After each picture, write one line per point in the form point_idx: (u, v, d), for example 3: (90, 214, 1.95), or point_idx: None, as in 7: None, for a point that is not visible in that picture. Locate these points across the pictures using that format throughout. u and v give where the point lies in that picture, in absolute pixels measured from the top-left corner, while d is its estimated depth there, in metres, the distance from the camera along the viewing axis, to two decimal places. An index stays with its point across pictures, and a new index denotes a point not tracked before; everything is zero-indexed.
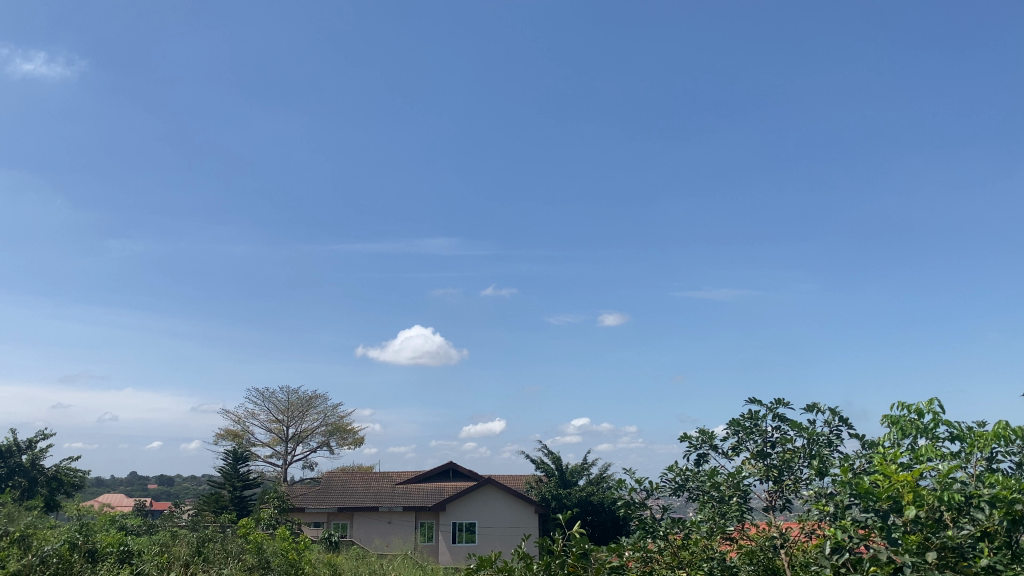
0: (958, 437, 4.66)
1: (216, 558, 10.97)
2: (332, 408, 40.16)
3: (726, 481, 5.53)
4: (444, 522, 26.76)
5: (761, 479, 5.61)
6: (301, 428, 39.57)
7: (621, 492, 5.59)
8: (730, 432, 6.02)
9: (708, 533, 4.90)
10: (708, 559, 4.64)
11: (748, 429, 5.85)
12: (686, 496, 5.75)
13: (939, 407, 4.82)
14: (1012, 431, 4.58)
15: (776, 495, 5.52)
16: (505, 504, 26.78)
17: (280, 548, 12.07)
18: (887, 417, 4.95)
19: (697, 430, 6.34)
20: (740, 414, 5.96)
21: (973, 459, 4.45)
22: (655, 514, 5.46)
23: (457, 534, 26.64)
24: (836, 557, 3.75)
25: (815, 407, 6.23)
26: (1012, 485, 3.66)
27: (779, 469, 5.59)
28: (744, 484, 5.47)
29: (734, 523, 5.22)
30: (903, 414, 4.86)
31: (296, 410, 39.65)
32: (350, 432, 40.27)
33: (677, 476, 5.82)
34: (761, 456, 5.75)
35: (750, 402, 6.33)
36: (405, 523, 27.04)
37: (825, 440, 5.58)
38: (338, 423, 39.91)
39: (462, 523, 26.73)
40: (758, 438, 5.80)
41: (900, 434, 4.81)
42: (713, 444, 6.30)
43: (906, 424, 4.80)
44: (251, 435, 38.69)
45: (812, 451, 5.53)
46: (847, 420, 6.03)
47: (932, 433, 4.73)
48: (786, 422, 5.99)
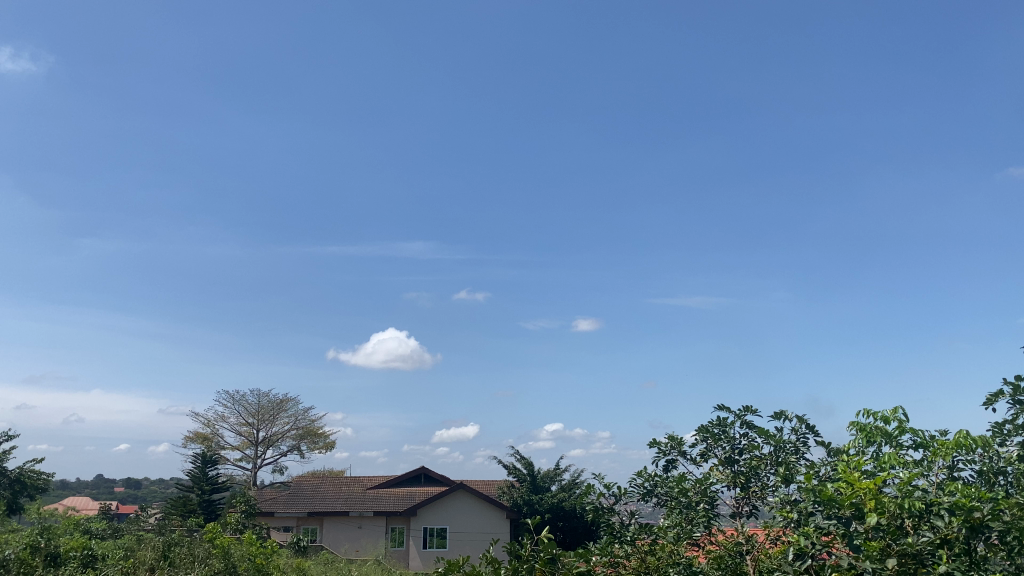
0: (921, 445, 4.71)
1: (183, 562, 10.78)
2: (303, 412, 39.87)
3: (694, 488, 5.55)
4: (414, 527, 26.66)
5: (728, 485, 5.64)
6: (272, 432, 39.26)
7: (589, 497, 5.58)
8: (698, 439, 6.04)
9: (675, 538, 4.93)
10: (674, 563, 4.70)
11: (717, 436, 5.87)
12: (654, 502, 5.76)
13: (904, 415, 4.88)
14: (973, 440, 4.64)
15: (743, 501, 5.56)
16: (476, 510, 26.71)
17: (248, 552, 11.97)
18: (853, 424, 4.99)
19: (665, 436, 6.35)
20: (707, 421, 5.99)
21: (936, 466, 4.49)
22: (623, 520, 5.43)
23: (428, 540, 26.55)
24: (798, 564, 3.78)
25: (783, 414, 6.27)
26: (971, 493, 3.71)
27: (746, 476, 5.63)
28: (711, 491, 5.50)
29: (701, 530, 5.22)
30: (869, 422, 4.91)
31: (266, 414, 39.35)
32: (320, 436, 40.00)
33: (646, 481, 5.83)
34: (728, 462, 5.78)
35: (717, 409, 6.37)
36: (376, 528, 26.90)
37: (791, 448, 5.62)
38: (309, 427, 39.63)
39: (433, 528, 26.64)
40: (726, 445, 5.83)
41: (865, 442, 4.86)
42: (681, 451, 6.32)
43: (871, 431, 4.85)
44: (219, 438, 38.36)
45: (779, 457, 5.59)
46: (814, 428, 6.08)
47: (897, 440, 4.78)
48: (753, 428, 6.03)
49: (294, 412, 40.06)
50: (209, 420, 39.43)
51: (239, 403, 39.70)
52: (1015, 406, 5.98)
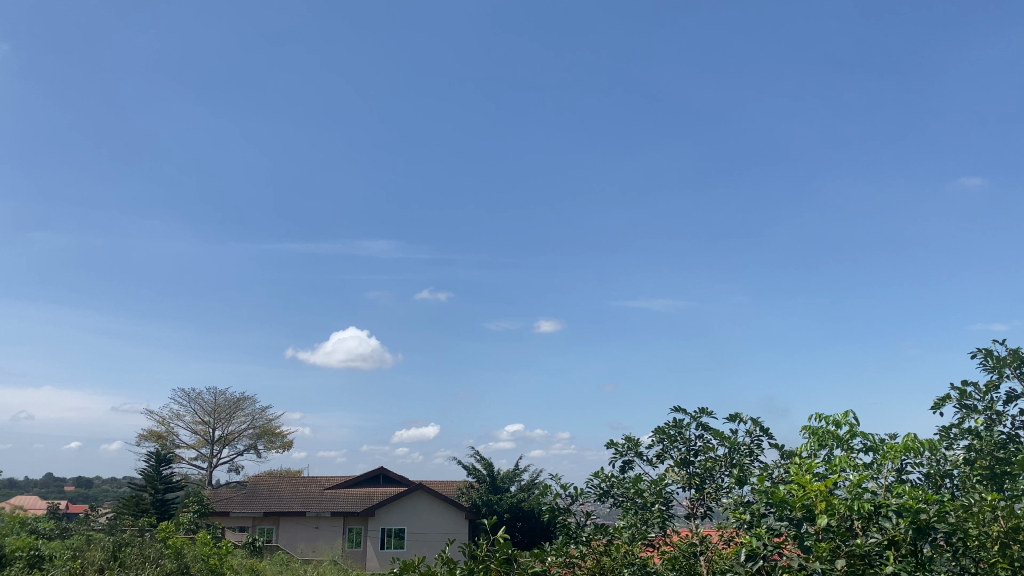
0: (871, 449, 4.80)
1: (133, 563, 10.59)
2: (260, 411, 39.41)
3: (649, 488, 5.59)
4: (372, 528, 26.49)
5: (683, 486, 5.69)
6: (228, 431, 38.76)
7: (546, 497, 5.57)
8: (654, 440, 6.07)
9: (630, 538, 4.96)
10: (629, 564, 4.75)
11: (673, 437, 5.91)
12: (610, 503, 5.77)
13: (855, 419, 4.96)
14: (920, 443, 4.74)
15: (698, 503, 5.60)
16: (435, 510, 26.63)
17: (201, 553, 11.79)
18: (806, 428, 5.07)
19: (622, 437, 6.37)
20: (664, 422, 6.03)
21: (885, 469, 4.58)
22: (579, 521, 5.43)
23: (385, 540, 26.41)
24: (750, 565, 3.81)
25: (738, 417, 6.34)
26: (918, 495, 3.78)
27: (700, 477, 5.69)
28: (666, 491, 5.55)
29: (655, 530, 5.26)
30: (821, 426, 4.99)
31: (222, 412, 38.83)
32: (278, 436, 39.58)
33: (603, 482, 5.85)
34: (683, 464, 5.83)
35: (673, 411, 6.41)
36: (332, 529, 26.67)
37: (746, 450, 5.69)
38: (266, 427, 39.18)
39: (390, 528, 26.50)
40: (681, 446, 5.88)
41: (818, 445, 4.93)
42: (638, 452, 6.36)
43: (823, 435, 4.93)
44: (174, 436, 37.79)
45: (733, 459, 5.66)
46: (768, 431, 6.15)
47: (848, 443, 4.87)
48: (708, 430, 6.09)
49: (251, 411, 39.58)
50: (164, 418, 38.79)
51: (195, 402, 39.14)
52: (961, 411, 6.12)
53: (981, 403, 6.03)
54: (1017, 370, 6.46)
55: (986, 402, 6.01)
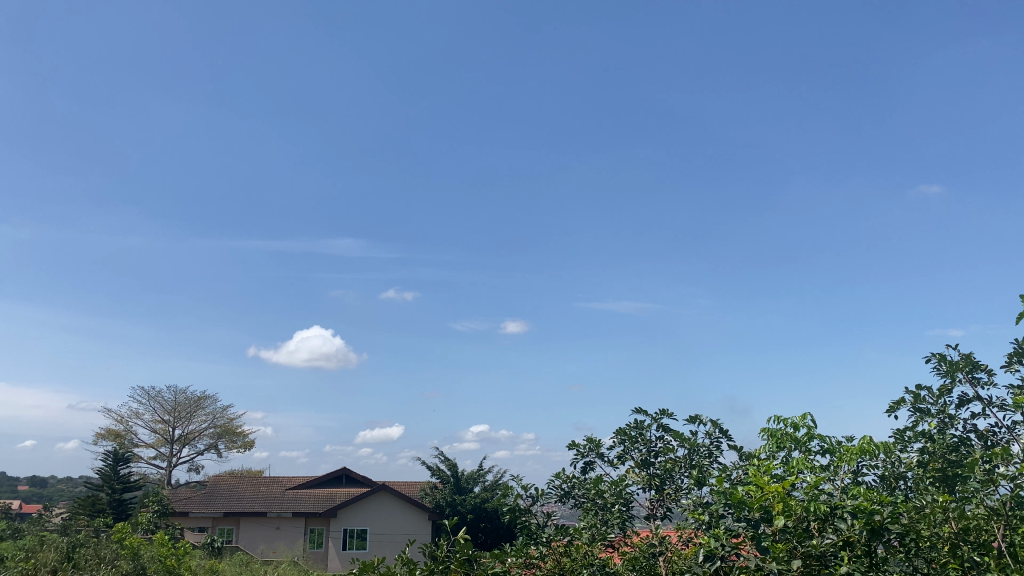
0: (828, 451, 4.86)
1: (87, 564, 10.40)
2: (221, 410, 38.95)
3: (610, 489, 5.60)
4: (334, 528, 26.30)
5: (644, 487, 5.72)
6: (188, 430, 38.25)
7: (506, 497, 5.55)
8: (616, 441, 6.09)
9: (590, 539, 4.97)
10: (588, 564, 4.77)
11: (634, 438, 5.94)
12: (571, 503, 5.78)
13: (813, 421, 5.02)
14: (875, 446, 4.82)
15: (657, 503, 5.63)
16: (397, 511, 26.50)
17: (159, 553, 11.63)
18: (765, 430, 5.12)
19: (584, 438, 6.38)
20: (626, 423, 6.04)
21: (842, 471, 4.64)
22: (540, 521, 5.43)
23: (347, 541, 26.23)
24: (707, 565, 3.84)
25: (698, 418, 6.38)
26: (873, 497, 3.84)
27: (661, 478, 5.73)
28: (626, 492, 5.57)
29: (615, 531, 5.28)
30: (779, 428, 5.05)
31: (183, 411, 38.32)
32: (239, 435, 39.15)
33: (564, 483, 5.85)
34: (644, 465, 5.86)
35: (635, 412, 6.44)
36: (294, 529, 26.43)
37: (705, 451, 5.73)
38: (227, 426, 38.74)
39: (353, 529, 26.32)
40: (642, 447, 5.91)
41: (776, 447, 4.98)
42: (599, 453, 6.38)
43: (781, 437, 4.99)
44: (132, 435, 37.22)
45: (692, 461, 5.70)
46: (727, 433, 6.20)
47: (806, 446, 4.93)
48: (669, 431, 6.13)
49: (212, 410, 39.10)
50: (122, 417, 38.18)
51: (155, 400, 38.59)
52: (914, 415, 6.23)
53: (934, 406, 6.15)
54: (969, 374, 6.60)
55: (939, 406, 6.13)
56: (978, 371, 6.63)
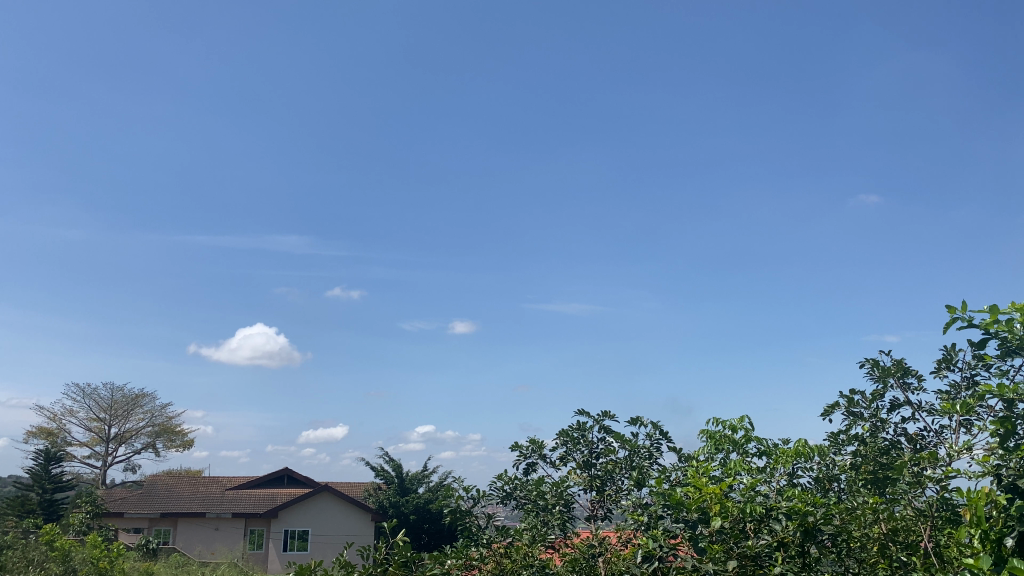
0: (764, 453, 4.95)
1: (15, 566, 10.09)
2: (160, 408, 38.10)
3: (551, 490, 5.62)
4: (275, 529, 25.93)
5: (585, 488, 5.75)
6: (125, 429, 37.34)
7: (448, 499, 5.51)
8: (558, 443, 6.11)
9: (530, 539, 4.98)
10: (528, 565, 4.78)
11: (576, 440, 5.97)
12: (513, 504, 5.77)
13: (750, 424, 5.11)
14: (810, 449, 4.92)
15: (598, 505, 5.67)
16: (340, 512, 26.25)
17: (90, 555, 11.34)
18: (703, 432, 5.19)
19: (527, 440, 6.38)
20: (568, 425, 6.06)
21: (777, 472, 4.73)
22: (480, 523, 5.41)
23: (288, 542, 25.88)
24: (645, 566, 3.86)
25: (639, 419, 6.43)
26: (807, 498, 3.93)
27: (601, 479, 5.77)
28: (567, 493, 5.60)
29: (556, 532, 5.31)
30: (718, 430, 5.12)
31: (119, 410, 37.40)
32: (178, 434, 38.35)
33: (506, 484, 5.84)
34: (585, 466, 5.90)
35: (577, 414, 6.46)
36: (233, 530, 25.97)
37: (645, 453, 5.79)
38: (166, 424, 37.91)
39: (294, 530, 25.99)
40: (584, 449, 5.95)
41: (714, 449, 5.06)
42: (541, 454, 6.39)
43: (720, 438, 5.07)
44: (66, 433, 36.22)
45: (633, 462, 5.76)
46: (667, 435, 6.26)
47: (744, 448, 5.01)
48: (610, 433, 6.17)
49: (150, 408, 38.23)
50: (54, 415, 37.10)
51: (90, 398, 37.58)
52: (848, 418, 6.38)
53: (867, 410, 6.31)
54: (901, 379, 6.78)
55: (871, 410, 6.28)
56: (908, 376, 6.82)
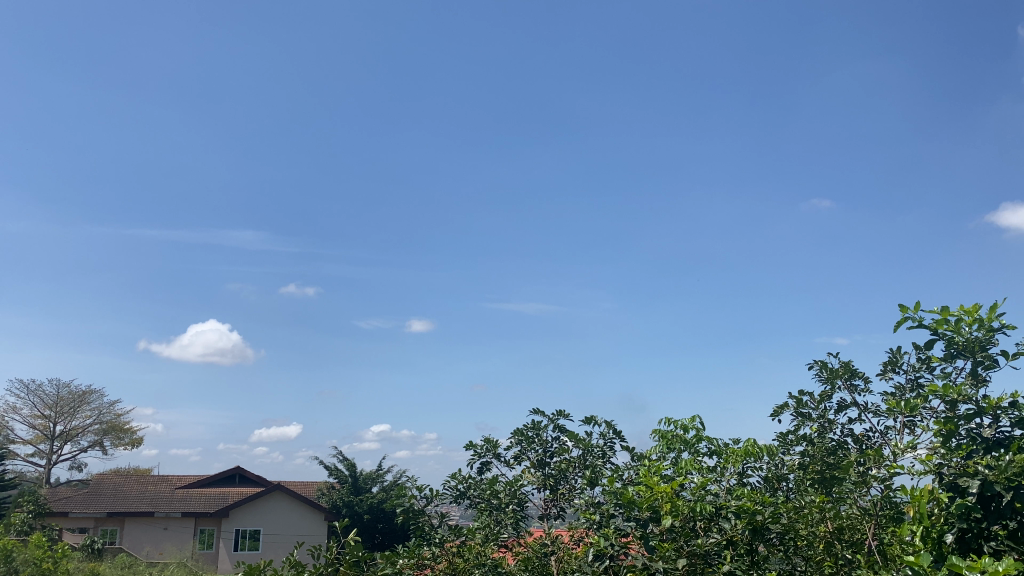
0: (715, 452, 5.01)
1: None
2: (108, 406, 37.29)
3: (504, 489, 5.62)
4: (226, 529, 25.55)
5: (538, 487, 5.76)
6: (71, 426, 36.47)
7: (401, 498, 5.47)
8: (512, 442, 6.11)
9: (483, 538, 4.98)
10: (479, 564, 4.78)
11: (530, 439, 5.98)
12: (466, 503, 5.76)
13: (702, 423, 5.17)
14: (759, 448, 5.00)
15: (551, 504, 5.69)
16: (292, 511, 25.97)
17: (33, 556, 11.07)
18: (656, 431, 5.24)
19: (482, 439, 6.38)
20: (522, 424, 6.07)
21: (728, 471, 4.80)
22: (433, 522, 5.39)
23: (239, 542, 25.52)
24: (597, 565, 3.87)
25: (593, 419, 6.47)
26: (756, 497, 3.99)
27: (555, 478, 5.79)
28: (520, 492, 5.61)
29: (508, 531, 5.31)
30: (670, 429, 5.17)
31: (65, 407, 36.52)
32: (126, 432, 37.59)
33: (459, 483, 5.82)
34: (539, 465, 5.91)
35: (532, 412, 6.48)
36: (183, 530, 25.53)
37: (598, 452, 5.83)
38: (114, 422, 37.13)
39: (245, 530, 25.64)
40: (538, 448, 5.96)
41: (666, 448, 5.11)
42: (496, 453, 6.39)
43: (672, 438, 5.12)
44: (9, 430, 35.27)
45: (586, 461, 5.79)
46: (621, 434, 6.31)
47: (694, 447, 5.07)
48: (564, 432, 6.19)
49: (97, 406, 37.39)
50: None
51: (34, 394, 36.62)
52: (796, 419, 6.49)
53: (815, 411, 6.43)
54: (848, 381, 6.92)
55: (819, 411, 6.41)
56: (855, 378, 6.96)
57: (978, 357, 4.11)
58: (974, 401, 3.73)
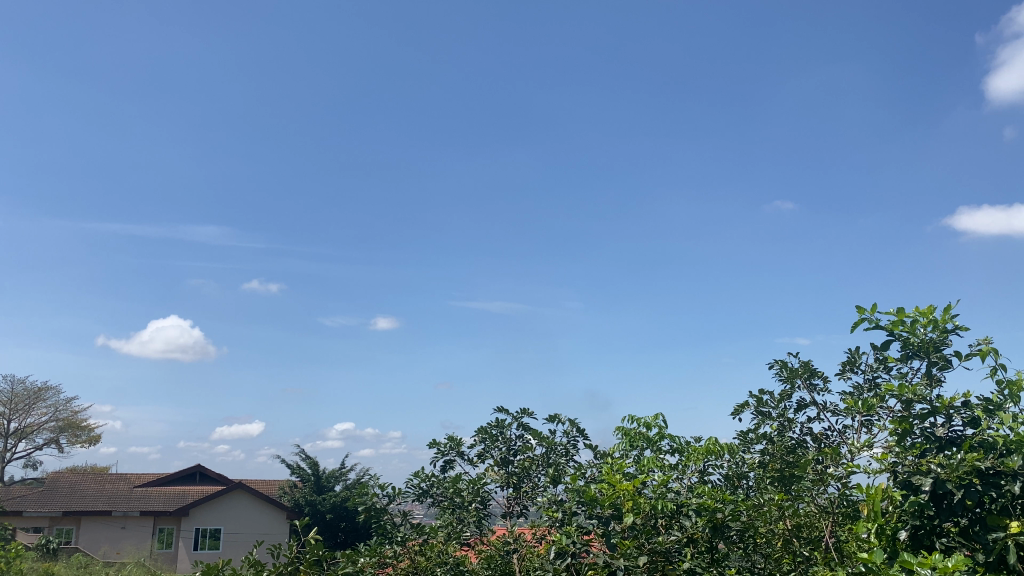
0: (677, 450, 5.05)
1: None
2: (64, 403, 36.58)
3: (468, 488, 5.60)
4: (185, 528, 25.22)
5: (501, 485, 5.76)
6: (25, 423, 35.71)
7: (363, 497, 5.44)
8: (476, 440, 6.10)
9: (445, 537, 4.98)
10: (442, 563, 4.79)
11: (494, 437, 5.98)
12: (428, 502, 5.73)
13: (664, 421, 5.20)
14: (720, 447, 5.05)
15: (514, 501, 5.68)
16: (254, 509, 25.73)
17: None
18: (619, 429, 5.27)
19: (445, 437, 6.36)
20: (486, 422, 6.07)
21: (689, 469, 4.84)
22: (395, 520, 5.37)
23: (199, 541, 25.20)
24: (559, 562, 3.88)
25: (557, 417, 6.48)
26: (716, 495, 4.03)
27: (518, 477, 5.79)
28: (484, 490, 5.60)
29: (471, 530, 5.31)
30: (633, 427, 5.21)
31: (19, 404, 35.74)
32: (83, 430, 36.92)
33: (422, 482, 5.81)
34: (503, 463, 5.91)
35: (496, 411, 6.47)
36: (141, 529, 25.14)
37: (562, 450, 5.85)
38: (70, 419, 36.44)
39: (205, 529, 25.33)
40: (502, 446, 5.96)
41: (629, 445, 5.14)
42: (459, 451, 6.38)
43: (634, 436, 5.15)
44: None
45: (549, 459, 5.80)
46: (584, 432, 6.34)
47: (657, 445, 5.10)
48: (528, 430, 6.20)
49: (53, 402, 36.65)
50: None
51: None
52: (757, 417, 6.56)
53: (774, 409, 6.51)
54: (807, 380, 7.02)
55: (779, 410, 6.48)
56: (815, 377, 7.06)
57: (933, 357, 4.20)
58: (929, 401, 3.80)
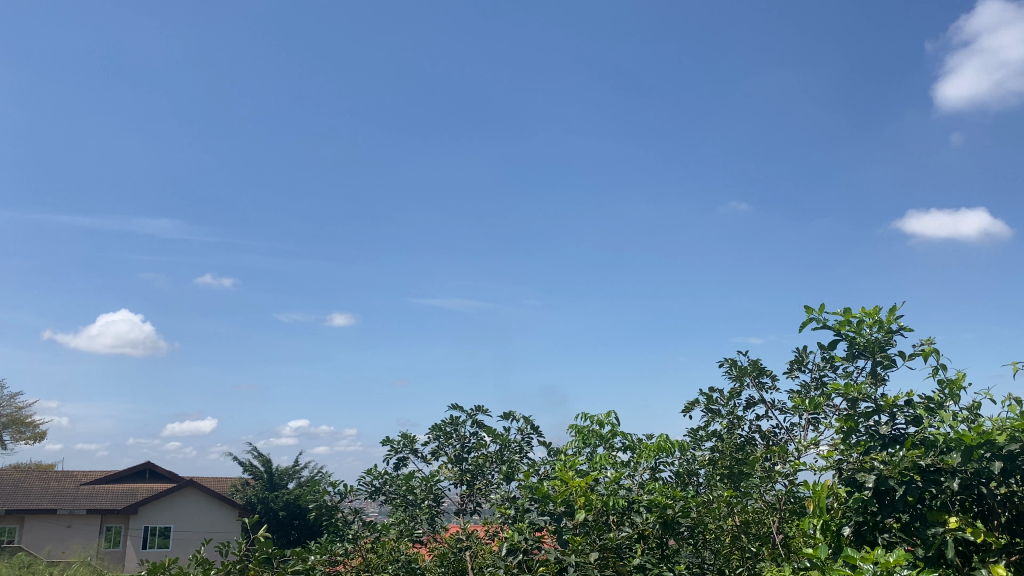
0: (629, 448, 5.09)
1: None
2: (8, 398, 35.63)
3: (421, 485, 5.58)
4: (133, 526, 24.78)
5: (455, 483, 5.75)
6: None
7: (315, 494, 5.40)
8: (430, 438, 6.08)
9: (397, 534, 4.96)
10: (393, 560, 4.76)
11: (448, 434, 5.97)
12: (380, 499, 5.70)
13: (616, 419, 5.23)
14: (671, 443, 5.10)
15: (467, 499, 5.68)
16: (205, 507, 25.36)
17: None
18: (573, 426, 5.29)
19: (399, 434, 6.33)
20: (440, 419, 6.05)
21: (641, 466, 4.88)
22: (348, 518, 5.34)
23: (147, 540, 24.79)
24: (511, 559, 3.88)
25: (511, 414, 6.50)
26: (666, 492, 4.07)
27: (472, 474, 5.78)
28: (437, 487, 5.58)
29: (424, 527, 5.30)
30: (586, 425, 5.23)
31: None
32: (28, 426, 36.03)
33: (375, 479, 5.78)
34: (457, 460, 5.90)
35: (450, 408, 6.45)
36: (87, 528, 24.65)
37: (515, 447, 5.86)
38: (14, 415, 35.52)
39: (155, 527, 24.93)
40: (456, 443, 5.95)
41: (582, 443, 5.16)
42: (413, 449, 6.36)
43: (587, 433, 5.17)
44: None
45: (503, 456, 5.81)
46: (538, 429, 6.36)
47: (610, 442, 5.14)
48: (482, 428, 6.20)
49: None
50: None
51: None
52: (707, 415, 6.63)
53: (724, 407, 6.59)
54: (756, 378, 7.13)
55: (729, 407, 6.57)
56: (764, 376, 7.17)
57: (877, 357, 4.28)
58: (873, 400, 3.88)
